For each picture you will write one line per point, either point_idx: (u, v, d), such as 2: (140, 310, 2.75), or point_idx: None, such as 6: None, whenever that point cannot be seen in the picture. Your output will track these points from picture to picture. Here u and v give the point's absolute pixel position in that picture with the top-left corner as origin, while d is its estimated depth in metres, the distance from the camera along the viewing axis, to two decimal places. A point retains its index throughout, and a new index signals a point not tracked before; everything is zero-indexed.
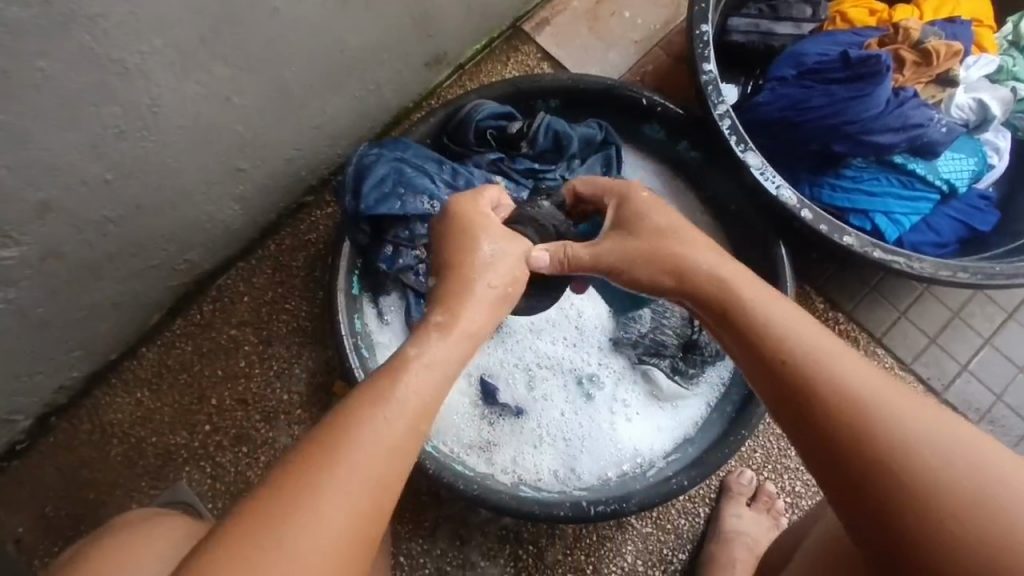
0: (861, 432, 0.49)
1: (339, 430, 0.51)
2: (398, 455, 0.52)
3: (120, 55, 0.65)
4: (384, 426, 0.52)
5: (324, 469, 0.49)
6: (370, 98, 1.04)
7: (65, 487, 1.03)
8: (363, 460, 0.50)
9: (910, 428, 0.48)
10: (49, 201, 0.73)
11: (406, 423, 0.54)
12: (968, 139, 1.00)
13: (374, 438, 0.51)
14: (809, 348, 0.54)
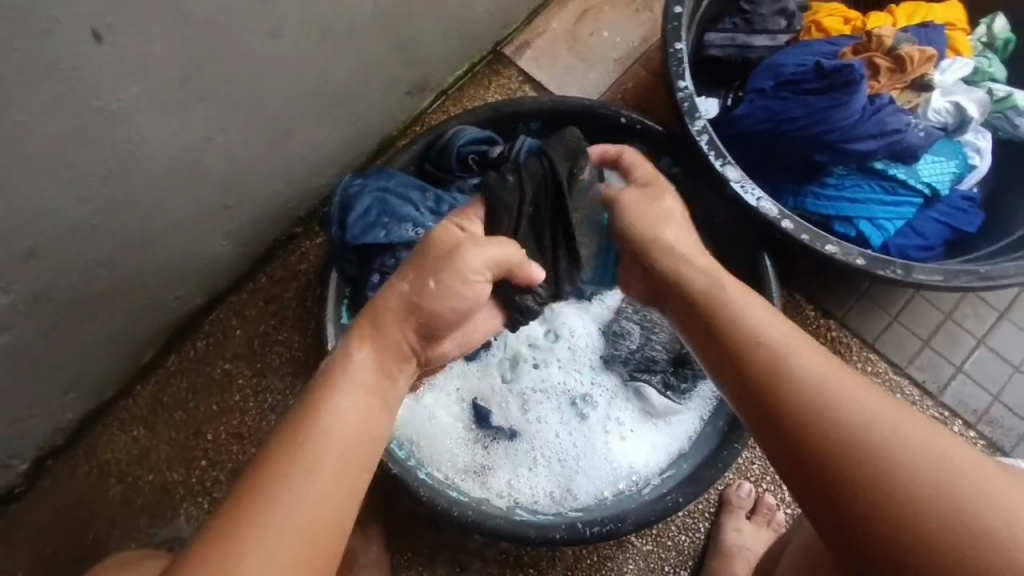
0: (841, 433, 0.49)
1: (266, 466, 0.51)
2: (333, 486, 0.51)
3: (100, 103, 0.67)
4: (312, 462, 0.51)
5: (257, 517, 0.48)
6: (354, 128, 1.05)
7: (63, 529, 1.03)
8: (292, 496, 0.49)
9: (863, 414, 0.49)
10: (35, 248, 0.74)
11: (336, 449, 0.52)
12: (947, 142, 1.01)
13: (301, 477, 0.50)
14: (766, 341, 0.56)
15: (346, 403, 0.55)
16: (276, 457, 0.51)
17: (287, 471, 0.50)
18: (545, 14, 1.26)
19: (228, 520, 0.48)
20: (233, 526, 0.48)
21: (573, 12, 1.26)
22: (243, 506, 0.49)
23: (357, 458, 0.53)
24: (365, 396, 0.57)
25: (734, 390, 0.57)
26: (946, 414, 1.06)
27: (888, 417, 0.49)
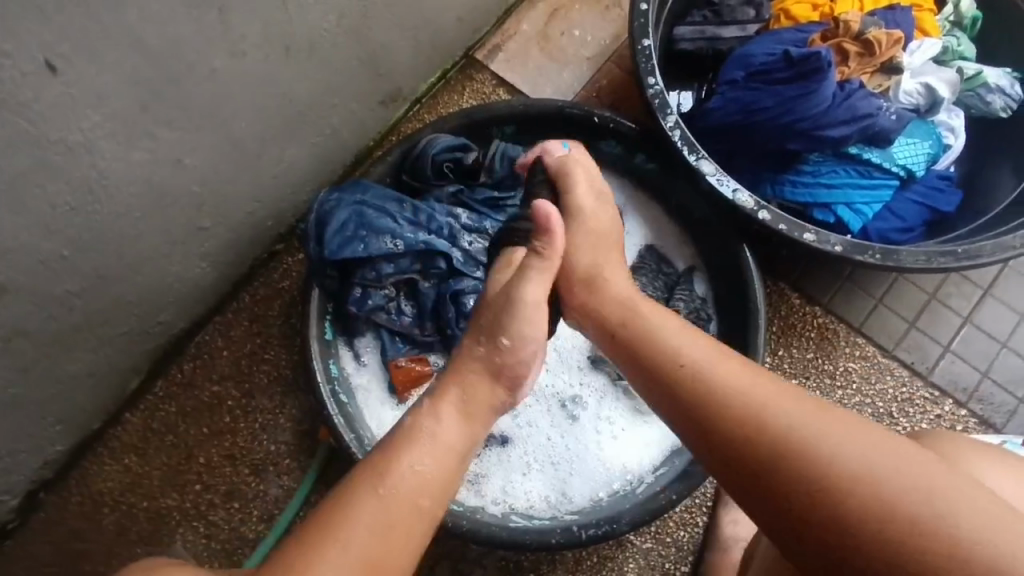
0: (776, 443, 0.53)
1: (362, 486, 0.56)
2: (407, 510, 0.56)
3: (60, 134, 0.66)
4: (386, 502, 0.55)
5: (331, 540, 0.52)
6: (327, 142, 1.05)
7: (59, 562, 1.02)
8: (371, 515, 0.54)
9: (819, 432, 0.52)
10: (7, 283, 0.73)
11: (417, 485, 0.57)
12: (920, 123, 1.01)
13: (375, 514, 0.54)
14: (696, 368, 0.62)
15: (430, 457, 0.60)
16: (358, 491, 0.56)
17: (361, 505, 0.55)
18: (515, 16, 1.26)
19: (316, 529, 0.54)
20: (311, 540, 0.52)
21: (543, 13, 1.26)
22: (319, 528, 0.53)
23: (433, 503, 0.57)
24: (435, 442, 0.61)
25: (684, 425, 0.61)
26: (936, 394, 1.06)
27: (848, 437, 0.51)
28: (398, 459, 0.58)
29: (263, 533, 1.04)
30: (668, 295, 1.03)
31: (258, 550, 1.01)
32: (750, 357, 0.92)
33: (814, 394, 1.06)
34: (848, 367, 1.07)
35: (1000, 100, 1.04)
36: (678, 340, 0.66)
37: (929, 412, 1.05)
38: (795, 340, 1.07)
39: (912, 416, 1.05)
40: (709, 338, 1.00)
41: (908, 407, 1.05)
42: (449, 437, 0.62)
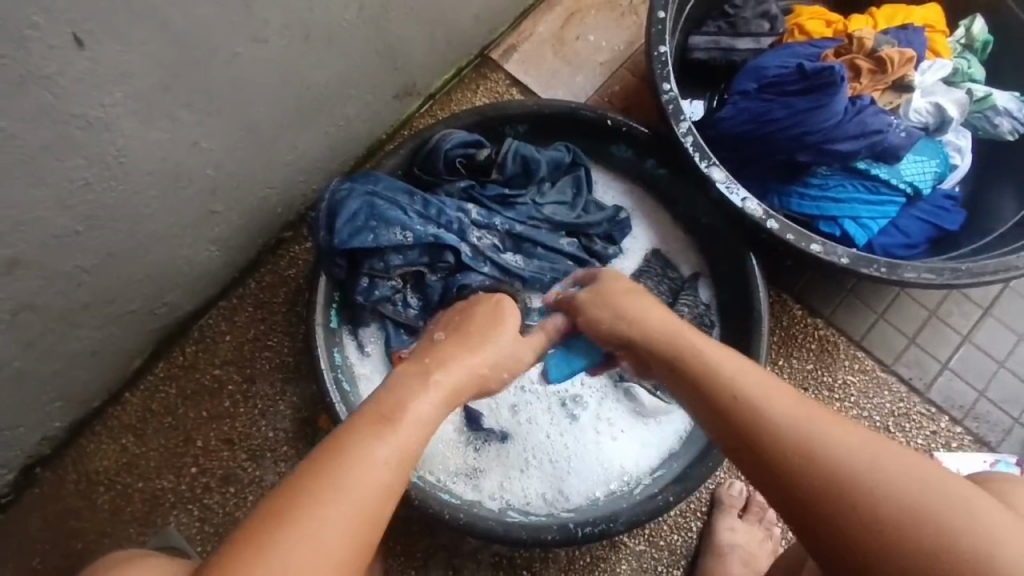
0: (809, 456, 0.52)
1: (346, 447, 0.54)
2: (395, 475, 0.55)
3: (82, 109, 0.67)
4: (371, 466, 0.53)
5: (320, 495, 0.51)
6: (341, 133, 1.05)
7: (52, 538, 1.02)
8: (363, 465, 0.53)
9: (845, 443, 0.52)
10: (20, 255, 0.73)
11: (403, 447, 0.56)
12: (928, 142, 1.03)
13: (359, 478, 0.53)
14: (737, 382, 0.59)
15: (420, 422, 0.59)
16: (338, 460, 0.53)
17: (348, 470, 0.53)
18: (531, 18, 1.27)
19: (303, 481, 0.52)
20: (288, 513, 0.50)
21: (559, 16, 1.27)
22: (307, 488, 0.51)
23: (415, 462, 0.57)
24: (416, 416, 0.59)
25: (709, 422, 0.60)
26: (933, 410, 1.07)
27: (841, 441, 0.52)
28: (380, 436, 0.56)
29: None
30: (672, 300, 1.04)
31: None
32: None
33: None
34: (847, 380, 1.08)
35: (1008, 123, 1.05)
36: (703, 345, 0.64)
37: (925, 428, 1.06)
38: (796, 351, 1.08)
39: (908, 431, 1.06)
40: None
41: (904, 422, 1.06)
42: (432, 408, 0.61)
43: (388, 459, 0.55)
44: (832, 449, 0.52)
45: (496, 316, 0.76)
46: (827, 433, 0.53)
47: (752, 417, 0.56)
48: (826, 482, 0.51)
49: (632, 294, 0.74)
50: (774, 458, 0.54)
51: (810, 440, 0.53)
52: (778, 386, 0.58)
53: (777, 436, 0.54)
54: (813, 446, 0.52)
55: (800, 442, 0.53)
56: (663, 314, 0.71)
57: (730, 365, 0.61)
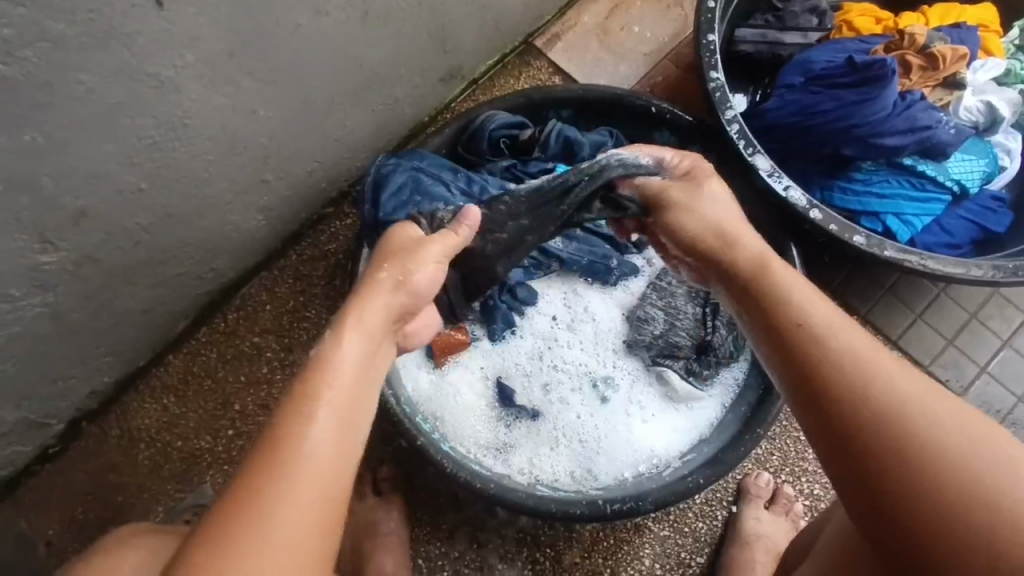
0: (875, 401, 0.53)
1: (276, 442, 0.51)
2: (336, 452, 0.52)
3: (154, 69, 0.70)
4: (309, 452, 0.51)
5: (263, 499, 0.48)
6: (388, 111, 1.08)
7: (93, 490, 1.05)
8: (300, 459, 0.50)
9: (908, 392, 0.53)
10: (86, 209, 0.76)
11: (336, 423, 0.53)
12: (977, 141, 1.01)
13: (294, 478, 0.50)
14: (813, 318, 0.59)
15: (342, 380, 0.55)
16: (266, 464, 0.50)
17: (279, 481, 0.49)
18: (577, 7, 1.28)
19: (246, 480, 0.49)
20: (227, 537, 0.48)
21: (605, 6, 1.28)
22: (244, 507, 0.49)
23: (354, 426, 0.54)
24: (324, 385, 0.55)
25: (774, 354, 0.61)
26: None
27: (908, 390, 0.53)
28: (307, 416, 0.52)
29: None
30: None
31: None
32: None
33: None
34: None
35: None
36: (783, 276, 0.64)
37: None
38: None
39: None
40: None
41: None
42: (352, 367, 0.57)
43: (323, 445, 0.51)
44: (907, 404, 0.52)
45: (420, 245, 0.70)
46: (893, 382, 0.54)
47: (830, 365, 0.55)
48: (899, 441, 0.51)
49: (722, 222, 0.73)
50: (835, 398, 0.54)
51: (889, 393, 0.52)
52: (852, 328, 0.58)
53: (848, 385, 0.54)
54: (883, 403, 0.52)
55: (879, 394, 0.53)
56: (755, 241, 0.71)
57: (804, 296, 0.62)
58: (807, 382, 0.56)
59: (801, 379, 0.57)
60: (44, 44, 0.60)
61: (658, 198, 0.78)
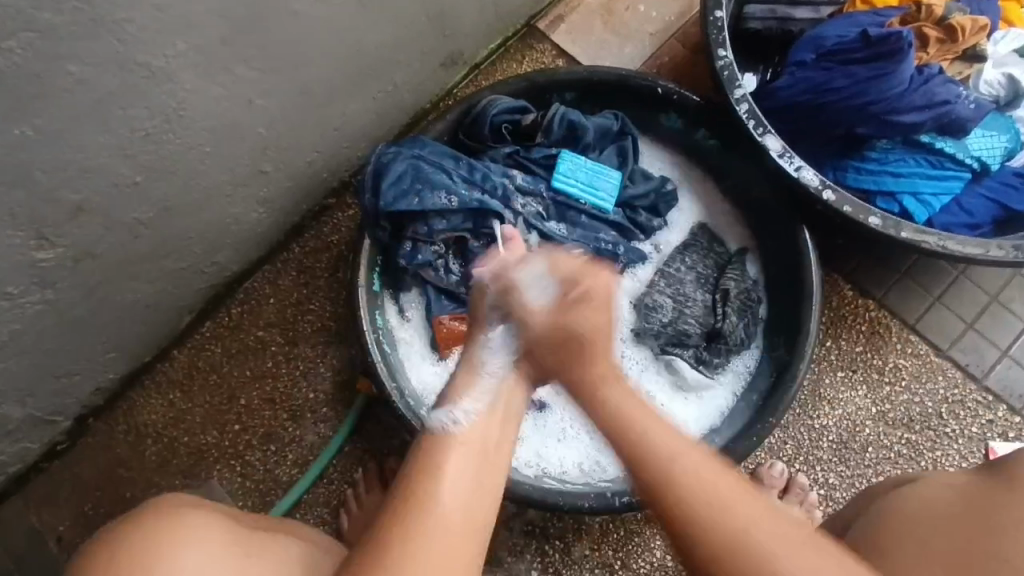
0: (694, 514, 0.52)
1: (414, 484, 0.53)
2: (474, 500, 0.53)
3: (146, 58, 0.68)
4: (447, 492, 0.53)
5: (408, 536, 0.50)
6: (388, 99, 1.05)
7: (102, 486, 1.05)
8: (437, 498, 0.52)
9: (723, 504, 0.52)
10: (83, 203, 0.75)
11: (470, 473, 0.55)
12: (998, 116, 0.97)
13: (434, 509, 0.51)
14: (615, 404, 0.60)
15: (478, 428, 0.59)
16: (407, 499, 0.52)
17: (420, 512, 0.51)
18: None
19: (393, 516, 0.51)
20: (383, 561, 0.49)
21: None
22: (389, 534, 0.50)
23: (490, 478, 0.56)
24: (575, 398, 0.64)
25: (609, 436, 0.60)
26: (990, 398, 1.02)
27: (711, 492, 0.53)
28: (448, 458, 0.55)
29: (297, 477, 1.06)
30: (718, 274, 1.01)
31: (292, 491, 1.05)
32: (801, 341, 0.90)
33: (859, 388, 1.03)
34: (899, 364, 1.04)
35: None
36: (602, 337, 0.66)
37: (981, 416, 1.02)
38: (845, 332, 1.05)
39: (963, 419, 1.02)
40: (758, 321, 0.99)
41: (958, 410, 1.02)
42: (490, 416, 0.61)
43: (459, 487, 0.53)
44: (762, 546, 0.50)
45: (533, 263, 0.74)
46: (705, 492, 0.53)
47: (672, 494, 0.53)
48: None
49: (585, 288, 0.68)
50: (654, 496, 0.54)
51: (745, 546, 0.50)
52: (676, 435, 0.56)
53: (697, 514, 0.52)
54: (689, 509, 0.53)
55: (739, 540, 0.50)
56: (590, 310, 0.67)
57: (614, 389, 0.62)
58: (656, 506, 0.54)
59: (651, 494, 0.55)
60: (30, 34, 0.58)
61: (565, 293, 0.68)
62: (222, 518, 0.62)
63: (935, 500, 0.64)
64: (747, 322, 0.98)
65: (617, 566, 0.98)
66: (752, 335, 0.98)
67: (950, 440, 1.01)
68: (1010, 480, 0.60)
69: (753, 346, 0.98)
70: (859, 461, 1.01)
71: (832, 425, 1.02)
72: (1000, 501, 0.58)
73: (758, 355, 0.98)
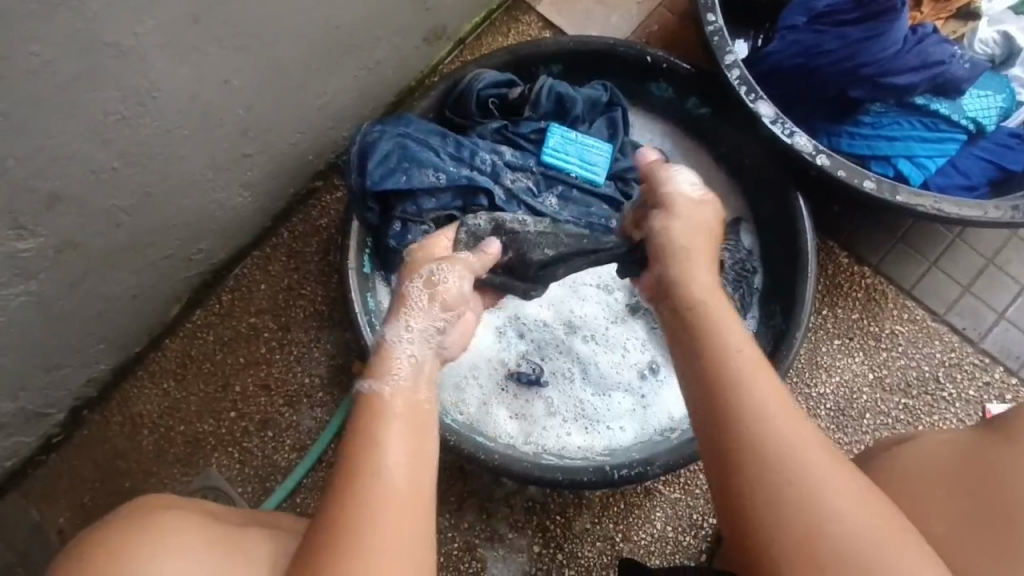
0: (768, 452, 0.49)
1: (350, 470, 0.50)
2: (410, 472, 0.49)
3: (113, 38, 0.66)
4: (381, 474, 0.49)
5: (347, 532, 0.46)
6: (370, 76, 1.03)
7: (101, 477, 1.05)
8: (377, 481, 0.48)
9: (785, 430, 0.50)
10: (58, 191, 0.74)
11: (407, 445, 0.51)
12: (993, 75, 0.96)
13: (377, 496, 0.48)
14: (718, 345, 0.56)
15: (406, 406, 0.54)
16: (349, 473, 0.49)
17: (366, 481, 0.48)
18: None
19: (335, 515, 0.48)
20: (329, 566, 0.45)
21: None
22: (344, 509, 0.47)
23: (423, 440, 0.52)
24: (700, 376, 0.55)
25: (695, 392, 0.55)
26: (987, 361, 1.02)
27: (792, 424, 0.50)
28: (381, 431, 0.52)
29: (295, 462, 1.06)
30: None
31: (290, 478, 1.04)
32: (797, 308, 0.90)
33: (856, 354, 1.03)
34: (895, 330, 1.03)
35: None
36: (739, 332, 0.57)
37: (978, 378, 1.02)
38: (841, 300, 1.04)
39: (960, 382, 1.02)
40: (753, 292, 0.98)
41: (955, 372, 1.02)
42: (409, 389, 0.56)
43: (401, 450, 0.50)
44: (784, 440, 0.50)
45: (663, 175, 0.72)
46: (791, 433, 0.50)
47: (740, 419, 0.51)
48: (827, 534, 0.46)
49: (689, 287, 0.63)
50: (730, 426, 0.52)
51: (773, 452, 0.49)
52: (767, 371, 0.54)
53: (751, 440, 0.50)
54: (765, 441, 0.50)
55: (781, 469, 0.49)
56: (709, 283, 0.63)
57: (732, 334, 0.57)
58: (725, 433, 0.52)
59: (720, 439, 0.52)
60: None
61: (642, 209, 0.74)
62: (199, 516, 0.62)
63: (936, 463, 0.61)
64: (742, 292, 0.97)
65: (618, 540, 0.98)
66: (747, 306, 0.97)
67: (947, 403, 1.01)
68: (1005, 431, 0.58)
69: (749, 316, 0.98)
70: (857, 427, 1.01)
71: (830, 393, 1.02)
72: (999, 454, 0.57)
73: (754, 325, 0.97)
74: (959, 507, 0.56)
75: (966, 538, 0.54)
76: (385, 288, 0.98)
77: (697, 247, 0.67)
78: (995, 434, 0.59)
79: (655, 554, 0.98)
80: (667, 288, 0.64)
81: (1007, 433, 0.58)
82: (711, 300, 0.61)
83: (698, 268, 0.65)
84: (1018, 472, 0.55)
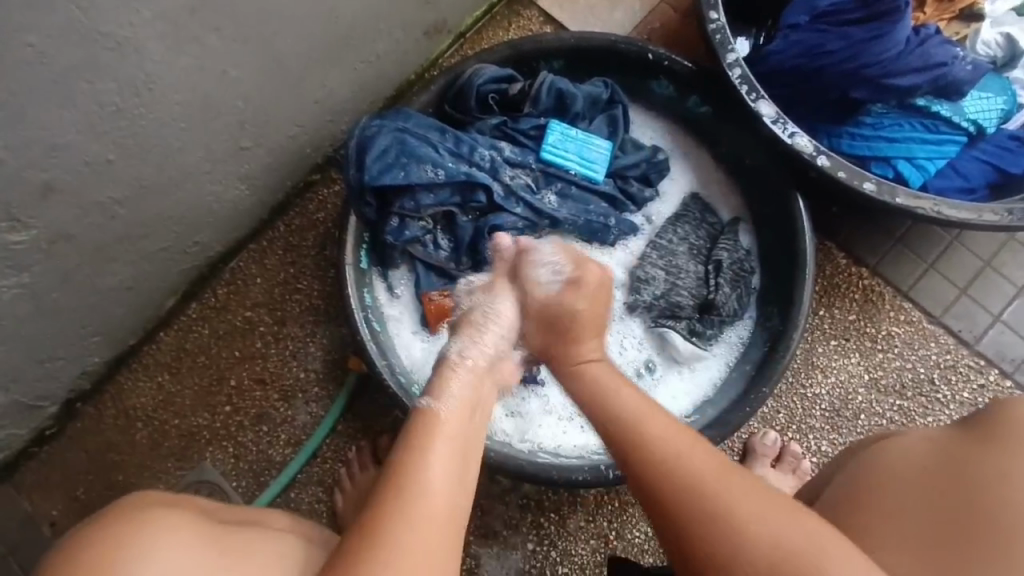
0: (682, 490, 0.55)
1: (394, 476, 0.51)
2: (451, 487, 0.52)
3: (109, 28, 0.65)
4: (424, 487, 0.51)
5: (399, 529, 0.48)
6: (369, 70, 1.02)
7: (94, 470, 1.05)
8: (421, 490, 0.50)
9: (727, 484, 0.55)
10: (52, 182, 0.73)
11: (449, 457, 0.54)
12: (995, 77, 0.96)
13: (422, 505, 0.50)
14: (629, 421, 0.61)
15: (454, 421, 0.57)
16: (395, 482, 0.51)
17: (409, 490, 0.50)
18: None
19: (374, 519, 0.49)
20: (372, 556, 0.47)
21: None
22: (391, 516, 0.49)
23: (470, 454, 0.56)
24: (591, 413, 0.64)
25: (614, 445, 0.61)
26: (981, 363, 1.02)
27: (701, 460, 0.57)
28: (427, 444, 0.54)
29: (290, 457, 1.06)
30: (712, 245, 1.00)
31: (285, 472, 1.04)
32: (794, 310, 0.90)
33: (852, 355, 1.03)
34: (891, 331, 1.03)
35: None
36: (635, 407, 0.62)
37: (973, 381, 1.02)
38: (838, 301, 1.04)
39: (954, 385, 1.02)
40: (751, 292, 0.98)
41: (951, 375, 1.02)
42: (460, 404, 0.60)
43: (443, 462, 0.53)
44: (733, 505, 0.53)
45: (580, 264, 0.74)
46: (722, 484, 0.55)
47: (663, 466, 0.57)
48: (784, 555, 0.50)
49: (596, 375, 0.67)
50: (631, 459, 0.59)
51: (700, 493, 0.55)
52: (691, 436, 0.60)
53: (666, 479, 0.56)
54: (668, 470, 0.57)
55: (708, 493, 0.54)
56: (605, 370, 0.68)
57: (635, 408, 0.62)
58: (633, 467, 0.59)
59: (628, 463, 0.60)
60: None
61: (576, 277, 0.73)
62: (195, 518, 0.61)
63: (910, 458, 0.62)
64: (740, 293, 0.97)
65: (612, 538, 0.98)
66: (744, 306, 0.97)
67: (941, 405, 1.01)
68: (979, 430, 0.59)
69: (746, 316, 0.98)
70: (851, 428, 1.01)
71: (825, 394, 1.02)
72: (972, 452, 0.57)
73: (751, 325, 0.97)
74: (933, 504, 0.56)
75: (931, 533, 0.54)
76: (382, 283, 0.98)
77: (592, 310, 0.71)
78: (974, 433, 0.59)
79: (648, 553, 0.98)
80: (553, 356, 0.71)
81: (982, 433, 0.58)
82: (612, 390, 0.64)
83: (590, 343, 0.70)
84: (986, 468, 0.55)
